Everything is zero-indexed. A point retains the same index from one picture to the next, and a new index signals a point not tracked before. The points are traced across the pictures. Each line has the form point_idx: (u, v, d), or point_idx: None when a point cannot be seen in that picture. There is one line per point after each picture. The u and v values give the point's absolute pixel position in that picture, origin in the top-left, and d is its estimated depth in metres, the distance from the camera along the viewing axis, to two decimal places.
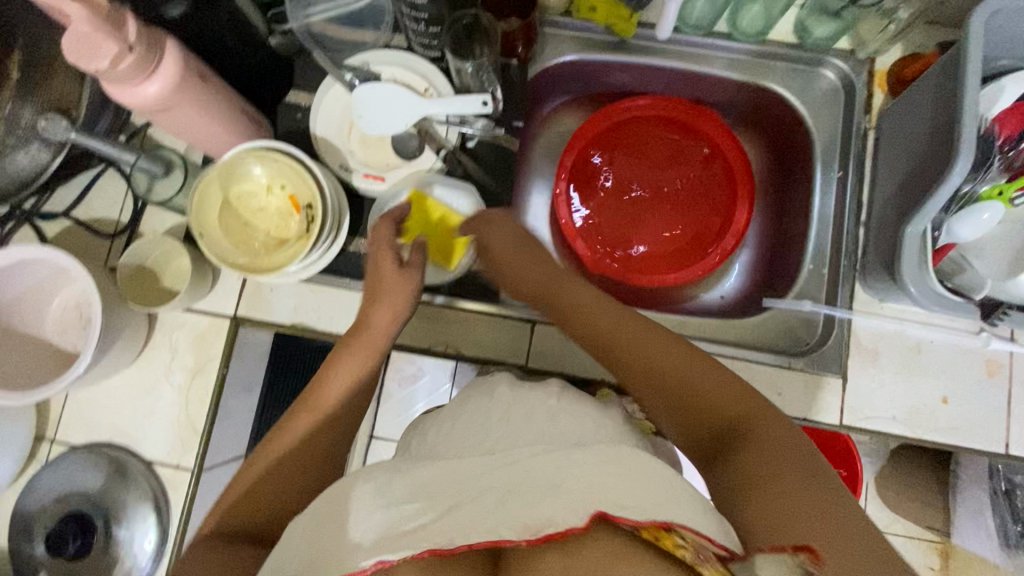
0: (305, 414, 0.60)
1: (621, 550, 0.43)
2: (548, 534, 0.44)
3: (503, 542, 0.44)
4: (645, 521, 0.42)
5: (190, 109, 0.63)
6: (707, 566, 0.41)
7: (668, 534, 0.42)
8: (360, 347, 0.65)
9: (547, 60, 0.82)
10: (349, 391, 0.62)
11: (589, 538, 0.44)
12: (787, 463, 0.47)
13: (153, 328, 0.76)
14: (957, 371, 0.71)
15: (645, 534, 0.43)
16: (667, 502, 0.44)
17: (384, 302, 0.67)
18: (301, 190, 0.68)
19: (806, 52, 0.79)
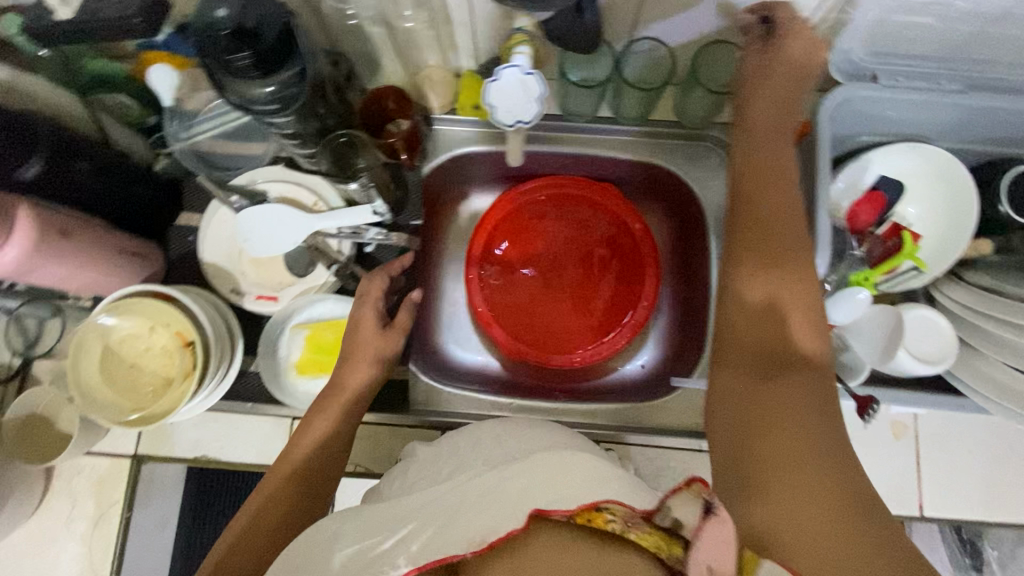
0: (292, 468, 0.63)
1: (560, 542, 0.45)
2: (491, 543, 0.45)
3: (449, 558, 0.45)
4: (575, 508, 0.46)
5: (56, 266, 0.61)
6: (635, 531, 0.44)
7: (599, 514, 0.45)
8: (332, 404, 0.66)
9: (438, 157, 0.83)
10: (320, 445, 0.65)
11: (530, 540, 0.46)
12: (809, 461, 0.45)
13: (51, 478, 0.73)
14: (865, 436, 0.72)
15: (579, 520, 0.45)
16: (593, 490, 0.47)
17: (357, 361, 0.68)
18: (181, 326, 0.66)
19: (688, 129, 0.81)
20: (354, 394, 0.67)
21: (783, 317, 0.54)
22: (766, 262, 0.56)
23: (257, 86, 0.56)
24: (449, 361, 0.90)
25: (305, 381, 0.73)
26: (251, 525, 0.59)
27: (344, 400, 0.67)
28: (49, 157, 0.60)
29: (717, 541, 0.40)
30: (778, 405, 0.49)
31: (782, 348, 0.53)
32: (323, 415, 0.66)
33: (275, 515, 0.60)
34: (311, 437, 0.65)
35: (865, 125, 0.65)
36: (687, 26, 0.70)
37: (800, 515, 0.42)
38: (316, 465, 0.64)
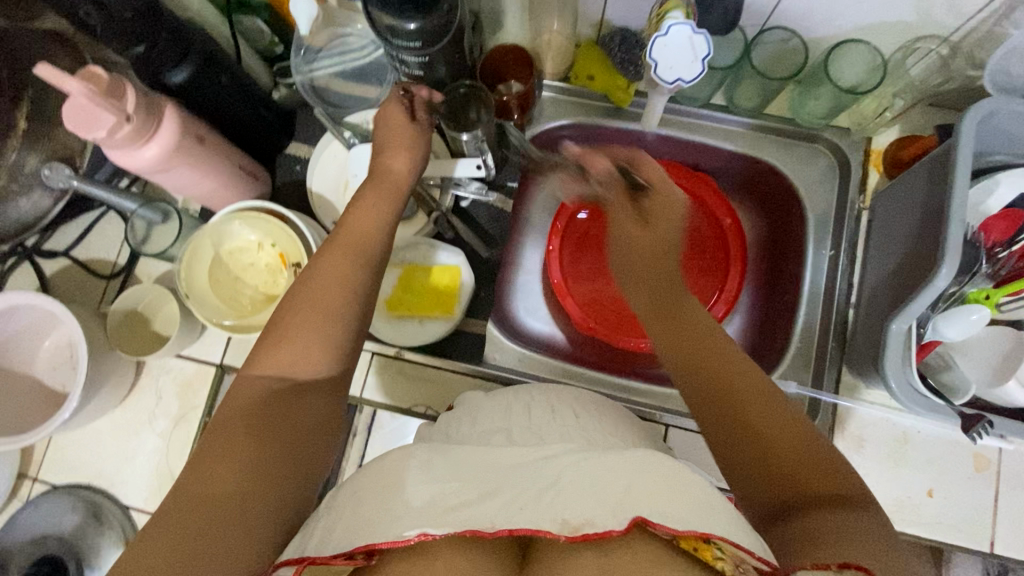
0: (344, 248, 0.55)
1: (658, 559, 0.40)
2: (585, 534, 0.41)
3: (541, 533, 0.41)
4: (683, 532, 0.40)
5: (187, 171, 0.64)
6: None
7: (707, 547, 0.40)
8: (382, 190, 0.61)
9: (543, 124, 0.83)
10: (376, 225, 0.58)
11: (625, 543, 0.41)
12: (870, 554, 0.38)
13: (140, 373, 0.77)
14: (943, 462, 0.70)
15: (684, 543, 0.41)
16: (703, 516, 0.42)
17: (398, 148, 0.64)
18: (288, 248, 0.68)
19: (802, 128, 0.79)
20: (399, 177, 0.63)
21: (753, 415, 0.46)
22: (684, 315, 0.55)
23: (402, 22, 0.58)
24: (519, 327, 0.90)
25: (393, 320, 0.76)
26: (302, 315, 0.50)
27: (384, 189, 0.62)
28: (198, 62, 0.62)
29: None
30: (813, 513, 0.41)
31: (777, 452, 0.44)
32: (369, 198, 0.60)
33: (332, 296, 0.52)
34: (363, 215, 0.58)
35: (1005, 144, 0.63)
36: (827, 20, 0.69)
37: None
38: (367, 241, 0.57)
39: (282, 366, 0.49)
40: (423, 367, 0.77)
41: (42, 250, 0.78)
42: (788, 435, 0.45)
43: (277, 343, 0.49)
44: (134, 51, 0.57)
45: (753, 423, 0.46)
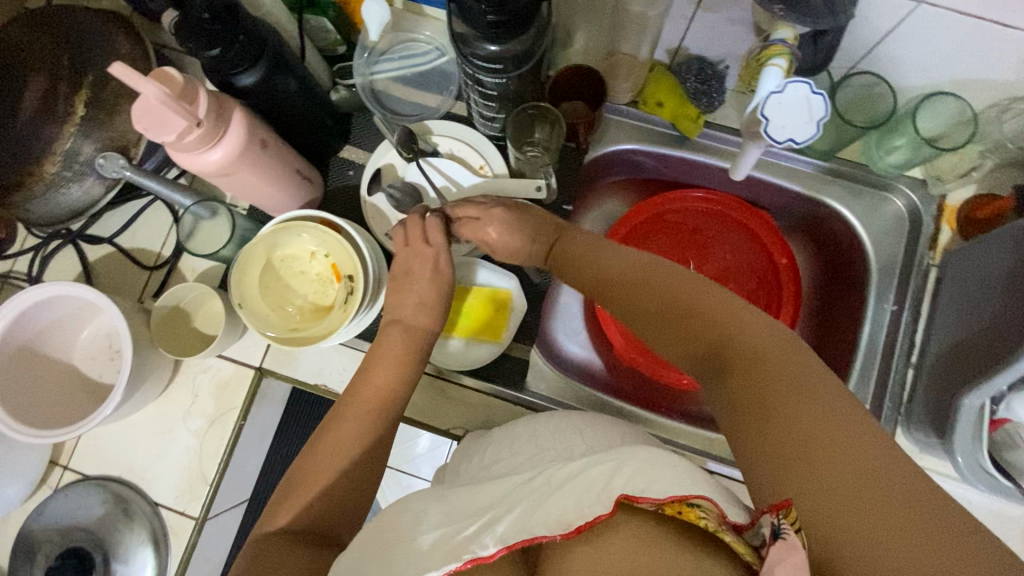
0: (358, 407, 0.62)
1: (643, 530, 0.45)
2: (579, 527, 0.46)
3: (537, 539, 0.46)
4: (665, 497, 0.45)
5: (248, 175, 0.62)
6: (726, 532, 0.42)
7: (690, 509, 0.44)
8: (395, 345, 0.65)
9: (604, 147, 0.80)
10: (390, 384, 0.63)
11: (614, 523, 0.46)
12: (792, 415, 0.42)
13: (178, 370, 0.76)
14: (993, 535, 0.68)
15: (668, 510, 0.45)
16: (681, 486, 0.48)
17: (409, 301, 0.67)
18: (342, 260, 0.66)
19: (875, 176, 0.76)
20: (420, 332, 0.66)
21: (681, 317, 0.53)
22: (608, 260, 0.61)
23: (484, 44, 0.55)
24: (558, 350, 0.88)
25: (441, 339, 0.75)
26: (327, 458, 0.59)
27: (409, 337, 0.66)
28: (269, 66, 0.60)
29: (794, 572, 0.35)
30: (749, 378, 0.45)
31: (708, 336, 0.50)
32: (385, 356, 0.64)
33: (350, 445, 0.59)
34: (382, 371, 0.64)
35: None
36: (920, 69, 0.66)
37: (824, 486, 0.39)
38: (380, 407, 0.62)
39: (295, 522, 0.55)
40: (463, 388, 0.75)
41: (86, 235, 0.77)
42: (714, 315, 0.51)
43: (295, 497, 0.56)
44: (208, 53, 0.55)
45: (688, 323, 0.52)
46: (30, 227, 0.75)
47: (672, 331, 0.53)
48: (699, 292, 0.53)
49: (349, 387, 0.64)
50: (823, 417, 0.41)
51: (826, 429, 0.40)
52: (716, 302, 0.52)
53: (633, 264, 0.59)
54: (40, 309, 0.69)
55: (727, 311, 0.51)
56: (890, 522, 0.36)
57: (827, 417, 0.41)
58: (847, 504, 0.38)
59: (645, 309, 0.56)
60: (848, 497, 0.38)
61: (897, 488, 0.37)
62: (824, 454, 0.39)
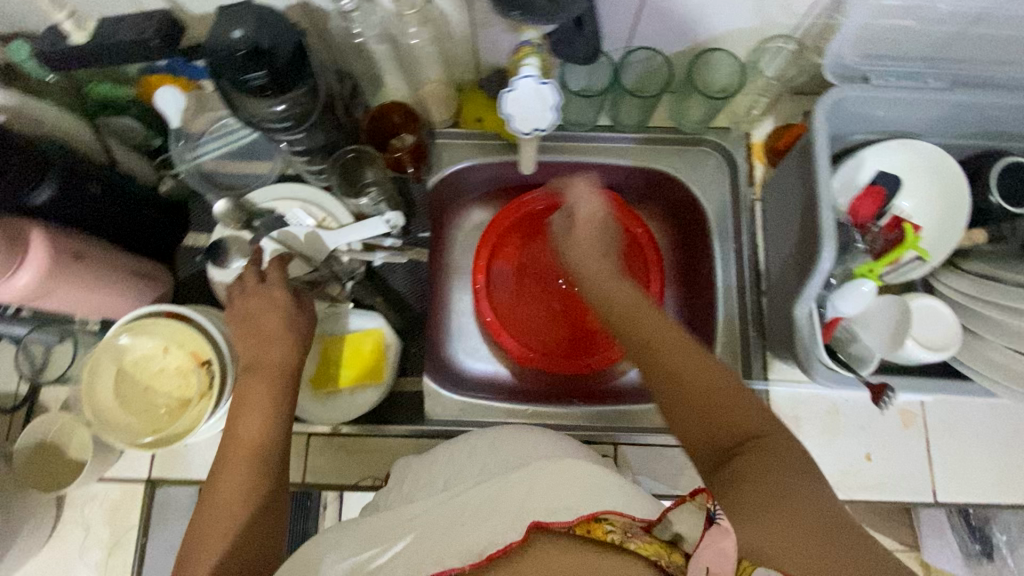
0: (235, 455, 0.59)
1: (559, 549, 0.49)
2: (490, 555, 0.50)
3: (446, 571, 0.49)
4: (575, 519, 0.51)
5: (68, 289, 0.61)
6: (635, 541, 0.49)
7: (598, 525, 0.51)
8: (260, 378, 0.62)
9: (443, 169, 0.83)
10: (263, 420, 0.60)
11: (529, 552, 0.50)
12: (797, 509, 0.43)
13: (62, 507, 0.72)
14: (875, 426, 0.74)
15: (579, 530, 0.51)
16: (596, 499, 0.54)
17: (267, 340, 0.63)
18: (195, 347, 0.66)
19: (686, 134, 0.82)
20: (281, 368, 0.63)
21: (701, 381, 0.52)
22: (606, 282, 0.62)
23: (268, 105, 0.57)
24: (458, 372, 0.89)
25: (322, 397, 0.73)
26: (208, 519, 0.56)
27: (268, 376, 0.62)
28: (61, 179, 0.60)
29: (715, 546, 0.43)
30: (760, 468, 0.46)
31: (726, 416, 0.50)
32: (252, 395, 0.61)
33: (233, 509, 0.56)
34: (252, 413, 0.60)
35: (857, 124, 0.67)
36: (682, 34, 0.73)
37: (797, 558, 0.41)
38: (258, 445, 0.59)
39: None
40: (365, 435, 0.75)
41: None
42: (715, 377, 0.52)
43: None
44: None
45: (703, 395, 0.52)
46: None
47: (680, 395, 0.52)
48: (720, 371, 0.53)
49: (222, 443, 0.60)
50: (819, 514, 0.43)
51: (811, 516, 0.43)
52: (738, 381, 0.53)
53: (637, 308, 0.58)
54: None
55: (739, 392, 0.52)
56: None
57: (825, 518, 0.43)
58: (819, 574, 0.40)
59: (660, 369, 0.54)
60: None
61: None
62: (807, 535, 0.42)
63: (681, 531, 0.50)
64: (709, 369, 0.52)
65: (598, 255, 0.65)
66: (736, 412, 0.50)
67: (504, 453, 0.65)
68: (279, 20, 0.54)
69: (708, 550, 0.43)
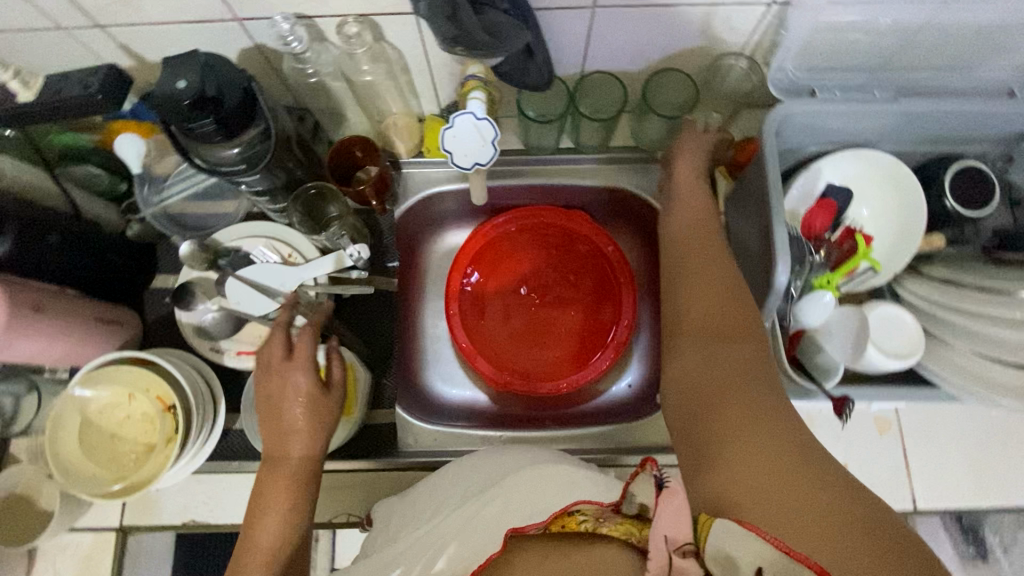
0: (249, 565, 0.56)
1: (536, 551, 0.51)
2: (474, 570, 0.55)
3: None
4: (548, 519, 0.52)
5: (29, 340, 0.61)
6: (606, 523, 0.50)
7: (571, 517, 0.51)
8: (279, 480, 0.61)
9: (409, 199, 0.84)
10: (281, 526, 0.59)
11: (510, 558, 0.51)
12: (756, 423, 0.47)
13: (33, 560, 0.71)
14: (851, 435, 0.73)
15: (552, 527, 0.51)
16: (563, 497, 0.57)
17: (288, 432, 0.62)
18: (159, 392, 0.66)
19: (648, 152, 0.83)
20: (298, 467, 0.62)
21: (719, 297, 0.60)
22: (682, 215, 0.72)
23: (222, 149, 0.59)
24: (435, 400, 0.88)
25: None
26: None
27: (291, 477, 0.61)
28: (18, 232, 0.61)
29: (673, 513, 0.44)
30: (736, 379, 0.52)
31: (724, 328, 0.57)
32: (272, 497, 0.60)
33: None
34: (272, 518, 0.59)
35: (811, 137, 0.68)
36: (635, 56, 0.74)
37: (744, 474, 0.43)
38: (274, 552, 0.58)
39: None
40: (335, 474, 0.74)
41: None
42: (730, 301, 0.60)
43: None
44: None
45: (713, 305, 0.60)
46: None
47: (697, 302, 0.61)
48: (736, 292, 0.60)
49: (236, 551, 0.58)
50: (781, 431, 0.46)
51: (765, 434, 0.46)
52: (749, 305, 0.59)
53: (706, 232, 0.68)
54: None
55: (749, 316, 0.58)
56: (795, 516, 0.40)
57: (782, 434, 0.45)
58: (758, 484, 0.42)
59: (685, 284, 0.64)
60: (762, 489, 0.42)
61: (807, 491, 0.41)
62: (756, 451, 0.45)
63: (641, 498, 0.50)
64: (730, 290, 0.60)
65: (713, 213, 0.70)
66: (733, 324, 0.57)
67: (483, 472, 0.65)
68: (227, 67, 0.55)
69: (666, 520, 0.44)
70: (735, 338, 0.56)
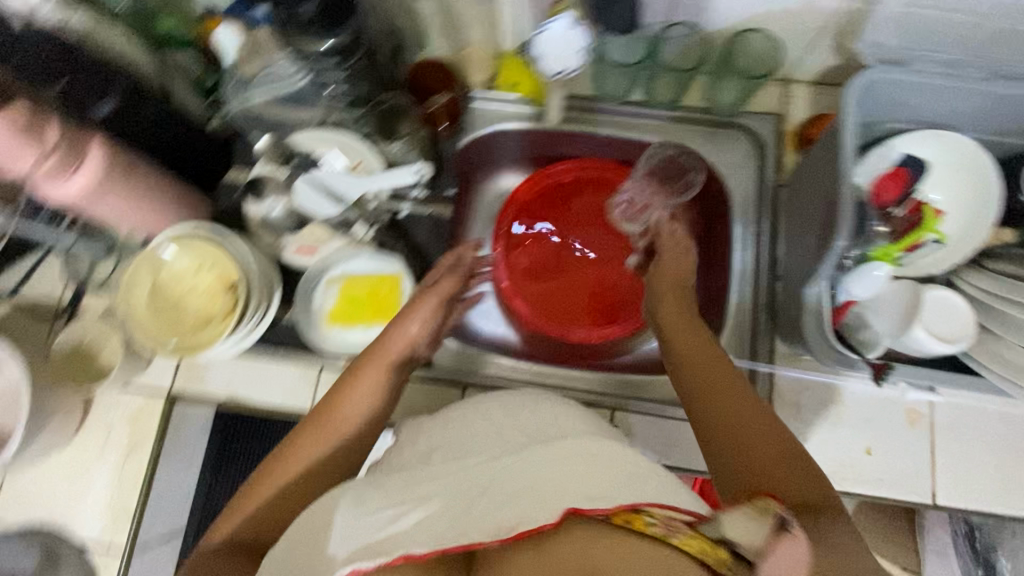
0: (326, 426, 0.62)
1: (593, 536, 0.44)
2: (518, 534, 0.44)
3: (474, 545, 0.44)
4: (614, 507, 0.45)
5: (118, 198, 0.66)
6: (677, 534, 0.44)
7: (638, 515, 0.45)
8: (376, 362, 0.66)
9: (475, 130, 0.86)
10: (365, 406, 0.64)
11: (560, 534, 0.44)
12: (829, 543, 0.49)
13: (89, 409, 0.77)
14: (879, 420, 0.73)
15: (616, 519, 0.45)
16: (633, 484, 0.50)
17: (411, 315, 0.70)
18: (226, 268, 0.71)
19: (718, 116, 0.83)
20: (394, 359, 0.67)
21: (746, 420, 0.57)
22: (669, 307, 0.70)
23: (314, 42, 0.65)
24: (469, 331, 0.91)
25: (338, 331, 0.77)
26: (269, 487, 0.58)
27: (384, 362, 0.66)
28: (122, 96, 0.67)
29: (788, 557, 0.41)
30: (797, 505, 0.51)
31: (767, 454, 0.55)
32: (364, 377, 0.65)
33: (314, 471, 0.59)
34: (359, 395, 0.64)
35: (895, 112, 0.66)
36: (721, 12, 0.74)
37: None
38: (353, 424, 0.62)
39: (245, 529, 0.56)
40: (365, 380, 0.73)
41: None
42: (763, 423, 0.57)
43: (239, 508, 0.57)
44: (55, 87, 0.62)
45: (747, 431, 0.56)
46: None
47: (731, 425, 0.57)
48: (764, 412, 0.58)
49: (321, 404, 0.64)
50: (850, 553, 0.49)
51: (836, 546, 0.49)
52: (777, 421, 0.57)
53: (706, 347, 0.64)
54: None
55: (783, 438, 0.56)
56: None
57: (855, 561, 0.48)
58: None
59: (716, 408, 0.58)
60: None
61: None
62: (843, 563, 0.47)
63: (733, 534, 0.43)
64: (755, 404, 0.58)
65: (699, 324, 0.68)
66: (771, 448, 0.55)
67: (520, 418, 0.65)
68: None
69: (777, 560, 0.41)
70: (778, 464, 0.54)
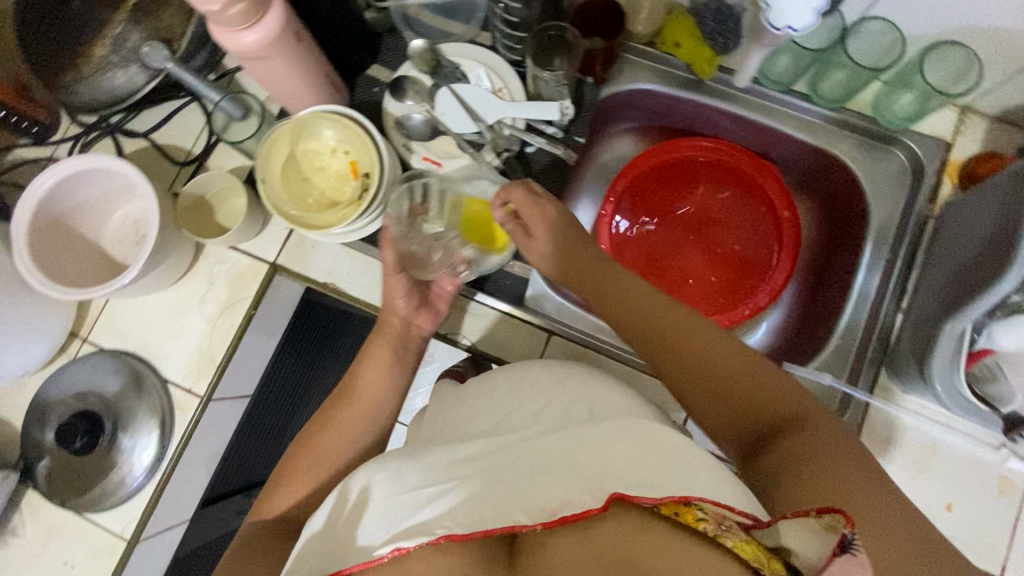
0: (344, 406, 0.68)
1: (636, 528, 0.41)
2: (562, 517, 0.43)
3: (516, 527, 0.43)
4: (662, 497, 0.41)
5: (279, 63, 0.67)
6: (730, 536, 0.40)
7: (688, 509, 0.41)
8: (386, 339, 0.72)
9: (621, 84, 0.83)
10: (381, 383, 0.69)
11: (606, 518, 0.42)
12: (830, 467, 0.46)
13: (197, 258, 0.80)
14: (968, 480, 0.69)
15: (665, 509, 0.42)
16: (682, 476, 0.44)
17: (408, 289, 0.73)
18: (362, 157, 0.71)
19: (883, 129, 0.78)
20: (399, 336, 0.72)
21: (713, 360, 0.54)
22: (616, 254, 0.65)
23: None
24: None
25: None
26: (306, 470, 0.63)
27: (391, 341, 0.72)
28: None
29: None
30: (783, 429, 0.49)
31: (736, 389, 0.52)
32: (375, 352, 0.70)
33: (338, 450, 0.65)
34: (373, 374, 0.69)
35: None
36: (932, 17, 0.68)
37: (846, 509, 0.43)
38: (371, 404, 0.68)
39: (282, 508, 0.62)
40: (380, 337, 0.72)
41: (124, 128, 0.82)
42: (727, 355, 0.54)
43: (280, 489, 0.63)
44: None
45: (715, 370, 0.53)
46: (75, 113, 0.81)
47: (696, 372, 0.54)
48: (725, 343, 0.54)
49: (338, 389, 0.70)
50: (852, 467, 0.46)
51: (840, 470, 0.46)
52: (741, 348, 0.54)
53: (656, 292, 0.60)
54: (79, 183, 0.74)
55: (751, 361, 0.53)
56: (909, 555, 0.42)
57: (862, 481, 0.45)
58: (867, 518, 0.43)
59: (678, 354, 0.56)
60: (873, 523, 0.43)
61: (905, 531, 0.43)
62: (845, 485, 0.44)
63: (789, 545, 0.40)
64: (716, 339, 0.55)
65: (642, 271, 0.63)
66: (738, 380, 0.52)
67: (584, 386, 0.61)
68: None
69: None
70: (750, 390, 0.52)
